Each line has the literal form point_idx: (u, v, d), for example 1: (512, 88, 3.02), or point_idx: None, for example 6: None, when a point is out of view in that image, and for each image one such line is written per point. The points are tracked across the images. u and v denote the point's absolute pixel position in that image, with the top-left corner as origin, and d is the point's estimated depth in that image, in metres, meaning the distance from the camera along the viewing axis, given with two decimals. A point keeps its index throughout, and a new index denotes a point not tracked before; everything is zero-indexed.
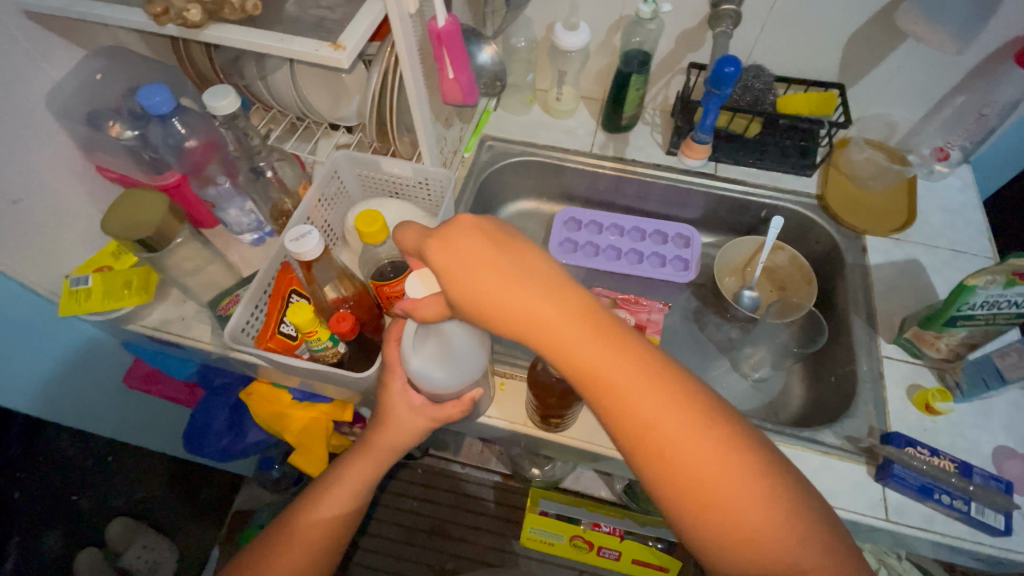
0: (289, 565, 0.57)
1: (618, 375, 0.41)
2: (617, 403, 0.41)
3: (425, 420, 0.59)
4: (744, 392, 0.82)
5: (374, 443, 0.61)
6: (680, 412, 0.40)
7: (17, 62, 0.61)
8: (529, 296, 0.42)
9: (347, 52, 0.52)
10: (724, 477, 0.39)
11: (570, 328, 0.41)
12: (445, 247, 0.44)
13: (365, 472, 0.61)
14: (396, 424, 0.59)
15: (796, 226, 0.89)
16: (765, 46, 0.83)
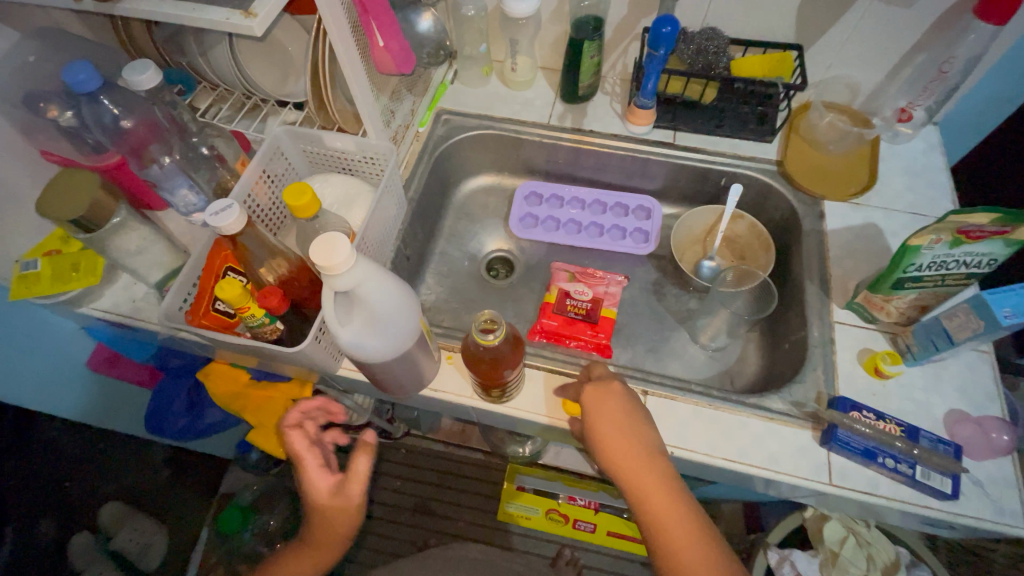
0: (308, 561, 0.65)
1: (658, 507, 0.54)
2: (659, 526, 0.54)
3: (341, 497, 0.62)
4: (700, 362, 0.81)
5: (311, 526, 0.64)
6: (701, 552, 0.52)
7: None
8: (627, 447, 0.57)
9: (259, 20, 0.51)
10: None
11: (635, 466, 0.56)
12: (602, 402, 0.59)
13: (311, 544, 0.65)
14: (316, 505, 0.63)
15: (756, 194, 0.88)
16: (720, 7, 0.81)
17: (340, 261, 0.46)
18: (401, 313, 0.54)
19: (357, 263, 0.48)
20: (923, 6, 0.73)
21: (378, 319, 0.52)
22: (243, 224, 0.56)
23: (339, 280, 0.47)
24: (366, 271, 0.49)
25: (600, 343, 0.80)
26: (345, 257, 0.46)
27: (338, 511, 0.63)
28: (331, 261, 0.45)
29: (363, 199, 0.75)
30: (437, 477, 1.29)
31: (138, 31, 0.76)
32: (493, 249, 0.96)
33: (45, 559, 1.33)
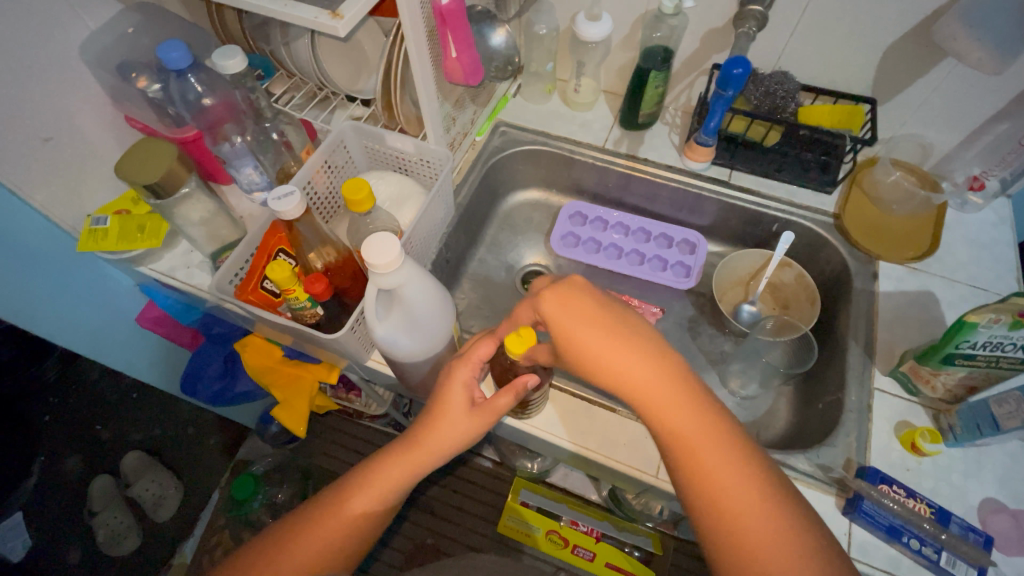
0: (394, 476, 0.56)
1: (652, 391, 0.47)
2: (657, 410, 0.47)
3: (479, 423, 0.55)
4: (727, 408, 0.80)
5: (423, 444, 0.55)
6: (714, 437, 0.46)
7: (57, 11, 0.65)
8: (607, 331, 0.50)
9: (345, 22, 0.53)
10: (744, 495, 0.44)
11: (632, 358, 0.48)
12: (580, 296, 0.52)
13: (403, 470, 0.56)
14: (447, 413, 0.55)
15: (808, 244, 0.86)
16: (794, 52, 0.80)
17: (392, 260, 0.48)
18: (437, 318, 0.56)
19: (405, 264, 0.50)
20: (1011, 75, 0.71)
21: (416, 318, 0.54)
22: (301, 212, 0.58)
23: (387, 278, 0.49)
24: (411, 274, 0.51)
25: None
26: (395, 257, 0.48)
27: (464, 432, 0.55)
28: (382, 259, 0.47)
29: (414, 200, 0.77)
30: (442, 477, 1.30)
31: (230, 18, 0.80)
32: (530, 263, 0.97)
33: (69, 494, 1.41)
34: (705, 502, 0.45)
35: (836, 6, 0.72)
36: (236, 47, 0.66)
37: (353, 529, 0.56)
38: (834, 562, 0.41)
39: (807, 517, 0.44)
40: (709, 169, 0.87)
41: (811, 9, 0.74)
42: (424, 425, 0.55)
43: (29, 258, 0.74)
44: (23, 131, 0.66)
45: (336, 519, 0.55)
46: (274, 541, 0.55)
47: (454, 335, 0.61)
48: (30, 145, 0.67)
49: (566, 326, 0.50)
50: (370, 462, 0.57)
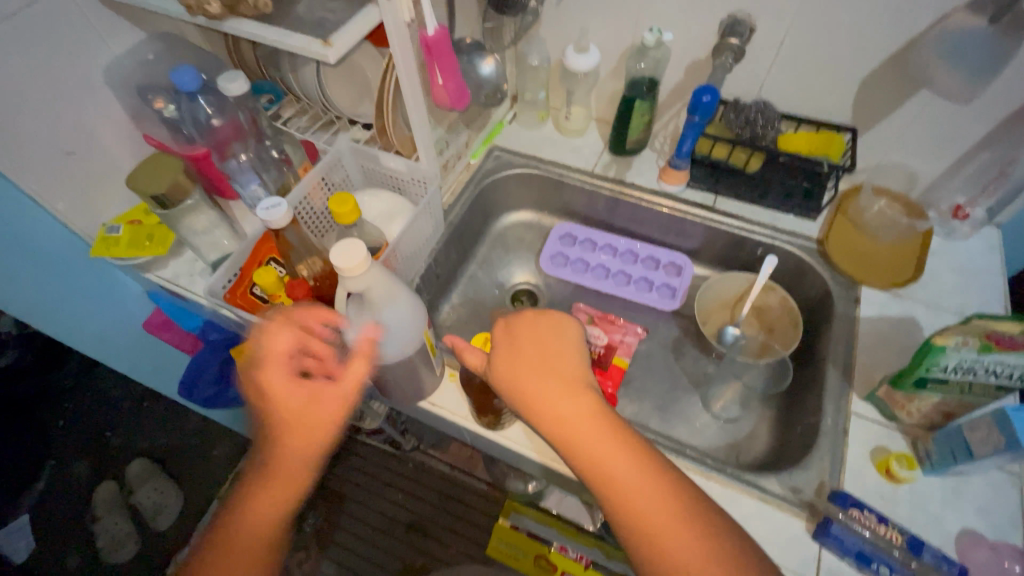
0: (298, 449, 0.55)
1: (562, 411, 0.52)
2: (566, 431, 0.52)
3: (338, 390, 0.56)
4: (708, 429, 0.80)
5: (302, 429, 0.55)
6: (623, 450, 0.50)
7: (85, 39, 0.73)
8: (528, 351, 0.56)
9: (334, 50, 0.58)
10: (661, 506, 0.48)
11: (556, 390, 0.53)
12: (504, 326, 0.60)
13: (305, 444, 0.55)
14: (332, 376, 0.57)
15: (792, 269, 0.86)
16: (775, 83, 0.83)
17: (359, 262, 0.51)
18: (412, 323, 0.59)
19: (371, 268, 0.53)
20: (988, 105, 0.72)
21: (387, 322, 0.56)
22: (287, 222, 0.62)
23: (354, 281, 0.52)
24: (378, 278, 0.54)
25: (607, 391, 0.80)
26: (363, 262, 0.51)
27: (327, 400, 0.56)
28: (350, 263, 0.50)
29: (404, 216, 0.81)
30: (435, 495, 1.31)
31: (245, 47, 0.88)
32: (521, 281, 0.99)
33: (75, 498, 1.44)
34: (626, 519, 0.48)
35: (811, 39, 0.75)
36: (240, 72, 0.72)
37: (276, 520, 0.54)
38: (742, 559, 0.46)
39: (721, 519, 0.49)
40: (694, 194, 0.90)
41: (788, 41, 0.77)
42: (298, 409, 0.56)
43: (47, 261, 0.80)
44: (46, 144, 0.72)
45: (257, 515, 0.54)
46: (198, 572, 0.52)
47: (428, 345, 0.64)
48: (53, 157, 0.74)
49: (504, 364, 0.56)
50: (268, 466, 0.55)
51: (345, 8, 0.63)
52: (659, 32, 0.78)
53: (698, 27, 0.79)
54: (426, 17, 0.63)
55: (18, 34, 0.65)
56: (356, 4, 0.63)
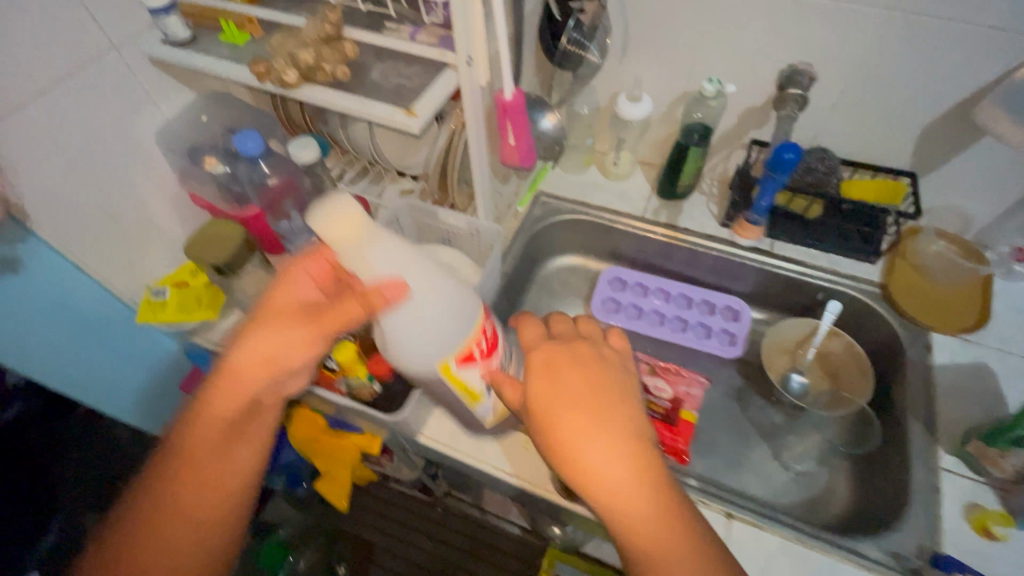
0: (251, 379, 0.53)
1: (616, 484, 0.43)
2: (618, 508, 0.43)
3: (302, 326, 0.53)
4: (782, 482, 0.78)
5: (265, 356, 0.53)
6: (680, 538, 0.42)
7: (136, 101, 0.70)
8: (572, 398, 0.46)
9: (419, 119, 0.57)
10: None
11: (591, 434, 0.44)
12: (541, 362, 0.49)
13: (260, 369, 0.54)
14: (314, 317, 0.54)
15: (853, 314, 0.86)
16: (832, 129, 0.83)
17: (352, 223, 0.44)
18: (446, 305, 0.50)
19: (376, 243, 0.45)
20: None
21: (406, 310, 0.48)
22: None
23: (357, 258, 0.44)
24: (387, 259, 0.46)
25: (678, 448, 0.78)
26: (354, 223, 0.44)
27: (291, 334, 0.54)
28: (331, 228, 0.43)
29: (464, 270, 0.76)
30: (470, 543, 1.27)
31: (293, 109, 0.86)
32: None
33: None
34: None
35: (871, 90, 0.76)
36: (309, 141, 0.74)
37: (238, 445, 0.53)
38: None
39: None
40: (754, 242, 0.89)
41: (849, 89, 0.77)
42: (263, 329, 0.54)
43: (88, 330, 0.76)
44: (94, 209, 0.69)
45: (204, 442, 0.52)
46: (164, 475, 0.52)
47: (473, 376, 0.51)
48: (99, 222, 0.70)
49: (535, 392, 0.47)
50: (208, 382, 0.54)
51: (422, 74, 0.61)
52: (719, 83, 0.78)
53: (755, 77, 0.80)
54: (506, 81, 0.62)
55: (74, 100, 0.63)
56: (432, 69, 0.62)
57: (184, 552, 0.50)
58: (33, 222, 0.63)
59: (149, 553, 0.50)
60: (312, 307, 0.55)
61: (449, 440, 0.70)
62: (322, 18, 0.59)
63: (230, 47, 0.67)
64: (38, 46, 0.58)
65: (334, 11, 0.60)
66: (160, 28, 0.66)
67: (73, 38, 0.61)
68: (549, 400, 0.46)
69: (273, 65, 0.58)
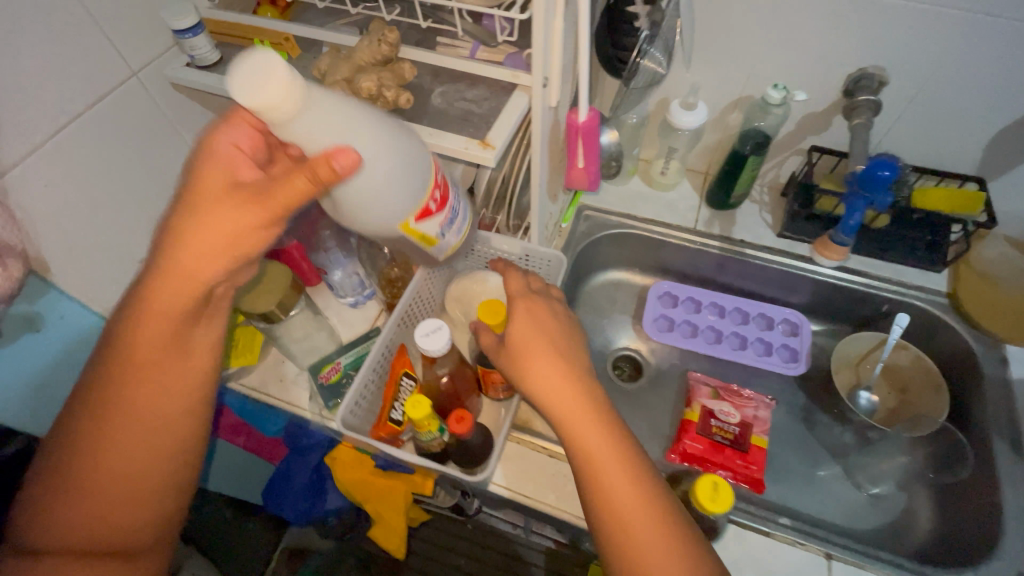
0: (193, 272, 0.43)
1: (584, 433, 0.48)
2: (586, 453, 0.47)
3: (241, 213, 0.41)
4: (857, 506, 0.75)
5: (197, 225, 0.43)
6: (640, 495, 0.45)
7: (158, 130, 0.64)
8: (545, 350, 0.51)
9: (495, 151, 0.50)
10: (643, 516, 0.44)
11: (553, 376, 0.50)
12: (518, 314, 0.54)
13: (200, 269, 0.43)
14: (214, 201, 0.43)
15: (921, 326, 0.82)
16: (898, 135, 0.78)
17: (281, 101, 0.35)
18: (403, 159, 0.43)
19: (303, 108, 0.37)
20: None
21: (354, 183, 0.41)
22: (446, 348, 0.53)
23: (290, 125, 0.37)
24: (320, 126, 0.38)
25: (753, 477, 0.74)
26: (284, 95, 0.35)
27: (224, 228, 0.42)
28: (250, 96, 0.35)
29: None
30: None
31: None
32: (623, 347, 0.93)
33: None
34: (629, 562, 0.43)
35: (945, 95, 0.71)
36: None
37: (160, 377, 0.46)
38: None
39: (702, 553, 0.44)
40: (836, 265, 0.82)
41: (922, 93, 0.72)
42: (187, 230, 0.43)
43: None
44: (118, 252, 0.63)
45: (134, 370, 0.45)
46: (101, 385, 0.45)
47: (432, 226, 0.46)
48: (126, 266, 0.64)
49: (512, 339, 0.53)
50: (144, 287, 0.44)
51: (488, 96, 0.55)
52: (784, 90, 0.73)
53: (819, 82, 0.75)
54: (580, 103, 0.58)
55: (93, 135, 0.56)
56: (498, 91, 0.55)
57: (130, 472, 0.45)
58: (56, 273, 0.56)
59: (95, 500, 0.44)
60: (252, 189, 0.42)
61: (526, 488, 0.65)
62: (378, 38, 0.52)
63: None
64: (51, 76, 0.51)
65: (392, 30, 0.53)
66: (186, 51, 0.59)
67: (89, 66, 0.54)
68: (522, 342, 0.52)
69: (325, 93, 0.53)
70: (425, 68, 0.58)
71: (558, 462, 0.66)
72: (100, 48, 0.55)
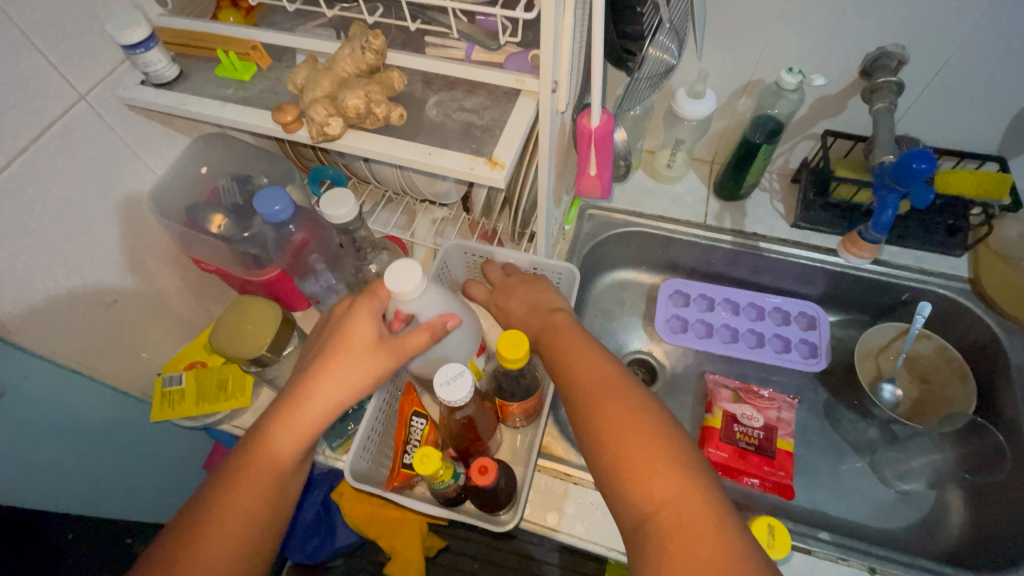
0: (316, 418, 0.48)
1: (567, 352, 0.52)
2: (565, 366, 0.51)
3: (381, 363, 0.48)
4: (888, 504, 0.73)
5: (325, 377, 0.48)
6: (612, 391, 0.46)
7: (115, 158, 0.56)
8: (536, 304, 0.60)
9: (506, 170, 0.45)
10: (607, 393, 0.47)
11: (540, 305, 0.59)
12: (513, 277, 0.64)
13: (317, 415, 0.48)
14: (348, 351, 0.48)
15: (943, 313, 0.79)
16: (914, 119, 0.73)
17: (412, 287, 0.48)
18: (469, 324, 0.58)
19: (425, 290, 0.50)
20: None
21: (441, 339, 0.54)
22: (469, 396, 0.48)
23: (411, 302, 0.49)
24: (432, 300, 0.51)
25: (782, 482, 0.71)
26: (417, 282, 0.47)
27: (369, 368, 0.49)
28: (401, 288, 0.47)
29: None
30: None
31: (304, 150, 0.74)
32: (635, 351, 0.88)
33: None
34: (607, 446, 0.44)
35: (970, 74, 0.66)
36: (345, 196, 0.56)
37: (263, 510, 0.45)
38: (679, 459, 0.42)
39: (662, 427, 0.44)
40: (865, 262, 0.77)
41: (945, 72, 0.67)
42: (319, 373, 0.48)
43: (92, 436, 0.63)
44: (83, 299, 0.56)
45: (246, 487, 0.45)
46: (202, 503, 0.44)
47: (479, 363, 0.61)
48: (94, 313, 0.57)
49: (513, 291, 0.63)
50: (279, 413, 0.47)
51: (490, 105, 0.49)
52: (800, 73, 0.68)
53: (835, 63, 0.70)
54: (593, 107, 0.54)
55: (40, 171, 0.49)
56: (501, 97, 0.49)
57: None
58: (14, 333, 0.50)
59: None
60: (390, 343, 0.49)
61: (553, 521, 0.60)
62: (362, 45, 0.46)
63: (233, 84, 0.54)
64: None
65: (377, 35, 0.46)
66: (139, 67, 0.52)
67: (28, 93, 0.47)
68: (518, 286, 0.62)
69: (306, 112, 0.47)
70: (416, 74, 0.51)
71: (585, 491, 0.62)
72: (40, 71, 0.47)
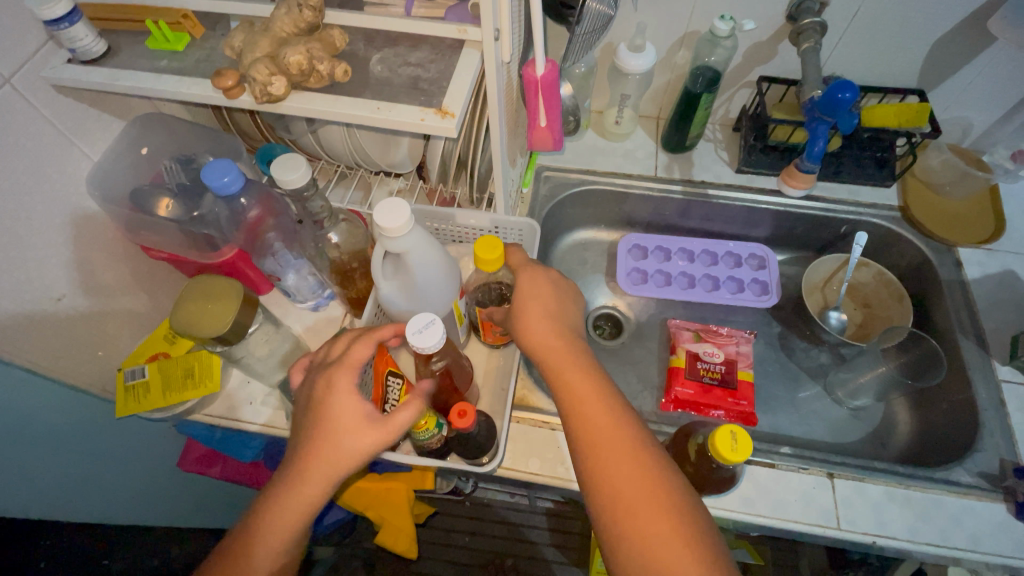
0: (307, 497, 0.47)
1: (588, 407, 0.50)
2: (585, 425, 0.49)
3: (378, 440, 0.48)
4: (842, 421, 0.79)
5: (320, 451, 0.48)
6: (642, 471, 0.46)
7: (46, 143, 0.53)
8: (547, 325, 0.56)
9: (456, 119, 0.45)
10: (630, 464, 0.47)
11: (548, 329, 0.55)
12: (524, 286, 0.58)
13: (311, 495, 0.47)
14: (337, 429, 0.48)
15: (879, 241, 0.85)
16: (839, 58, 0.78)
17: (401, 223, 0.48)
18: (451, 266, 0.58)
19: (413, 230, 0.50)
20: None
21: (426, 281, 0.54)
22: (443, 343, 0.49)
23: (398, 240, 0.49)
24: (419, 241, 0.51)
25: (744, 411, 0.76)
26: (405, 219, 0.48)
27: (362, 451, 0.48)
28: (391, 221, 0.47)
29: None
30: None
31: (242, 121, 0.73)
32: (601, 306, 0.91)
33: None
34: (617, 512, 0.45)
35: (885, 10, 0.70)
36: (299, 158, 0.55)
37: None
38: (704, 543, 0.43)
39: (687, 506, 0.45)
40: (802, 195, 0.83)
41: (862, 10, 0.71)
42: (312, 452, 0.48)
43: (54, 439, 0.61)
44: (30, 293, 0.53)
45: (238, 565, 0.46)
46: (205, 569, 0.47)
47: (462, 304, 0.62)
48: (42, 308, 0.55)
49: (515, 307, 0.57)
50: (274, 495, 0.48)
51: (435, 59, 0.50)
52: (731, 20, 0.70)
53: (763, 9, 0.73)
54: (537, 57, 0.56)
55: None
56: (445, 50, 0.50)
57: None
58: None
59: None
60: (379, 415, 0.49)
61: (535, 467, 0.62)
62: (298, 2, 0.46)
63: (167, 57, 0.52)
64: None
65: None
66: (64, 44, 0.49)
67: None
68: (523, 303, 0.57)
69: (246, 75, 0.46)
70: (357, 33, 0.51)
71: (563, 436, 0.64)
72: None
